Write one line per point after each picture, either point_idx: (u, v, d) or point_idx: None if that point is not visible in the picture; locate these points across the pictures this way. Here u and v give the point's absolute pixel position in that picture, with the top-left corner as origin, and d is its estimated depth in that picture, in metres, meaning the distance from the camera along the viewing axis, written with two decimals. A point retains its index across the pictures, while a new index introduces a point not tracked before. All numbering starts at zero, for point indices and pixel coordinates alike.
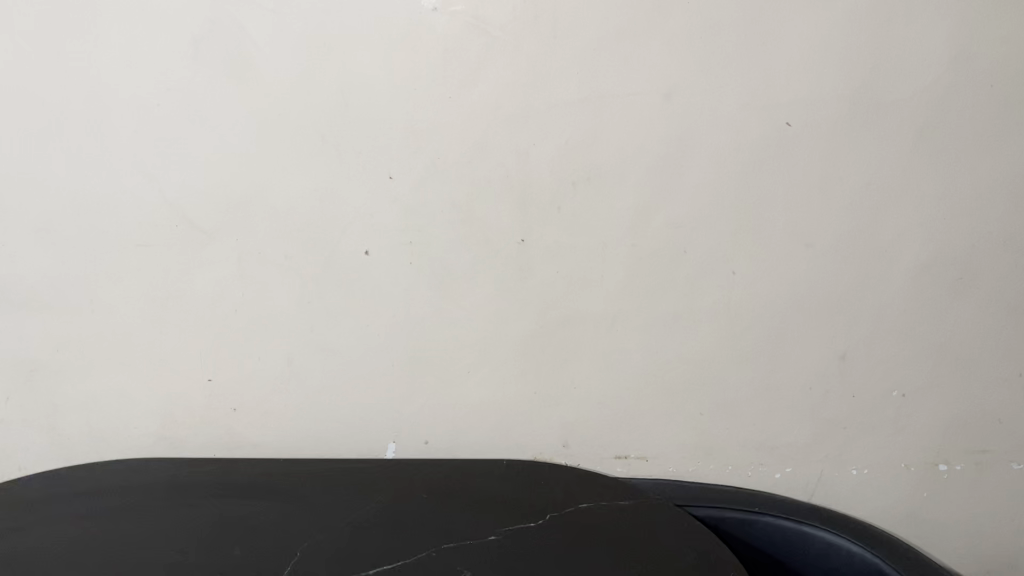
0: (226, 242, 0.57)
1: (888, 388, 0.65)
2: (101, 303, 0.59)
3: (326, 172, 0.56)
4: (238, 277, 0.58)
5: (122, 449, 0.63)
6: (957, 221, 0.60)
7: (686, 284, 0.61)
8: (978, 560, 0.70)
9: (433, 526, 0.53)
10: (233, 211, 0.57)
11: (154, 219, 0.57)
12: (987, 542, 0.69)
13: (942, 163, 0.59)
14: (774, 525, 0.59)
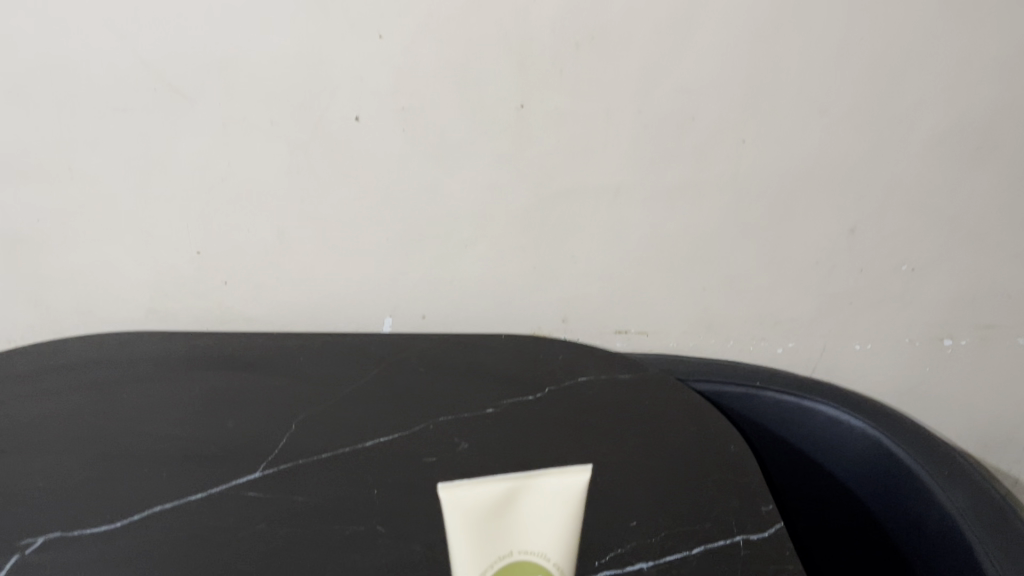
0: (209, 107, 0.54)
1: (896, 262, 0.63)
2: (82, 172, 0.56)
3: (310, 32, 0.52)
4: (223, 144, 0.56)
5: (116, 318, 0.63)
6: (984, 86, 0.57)
7: (692, 154, 0.58)
8: (975, 429, 0.71)
9: (431, 399, 0.52)
10: (213, 73, 0.53)
11: (130, 83, 0.53)
12: (986, 412, 0.70)
13: (977, 22, 0.55)
14: (776, 400, 0.58)
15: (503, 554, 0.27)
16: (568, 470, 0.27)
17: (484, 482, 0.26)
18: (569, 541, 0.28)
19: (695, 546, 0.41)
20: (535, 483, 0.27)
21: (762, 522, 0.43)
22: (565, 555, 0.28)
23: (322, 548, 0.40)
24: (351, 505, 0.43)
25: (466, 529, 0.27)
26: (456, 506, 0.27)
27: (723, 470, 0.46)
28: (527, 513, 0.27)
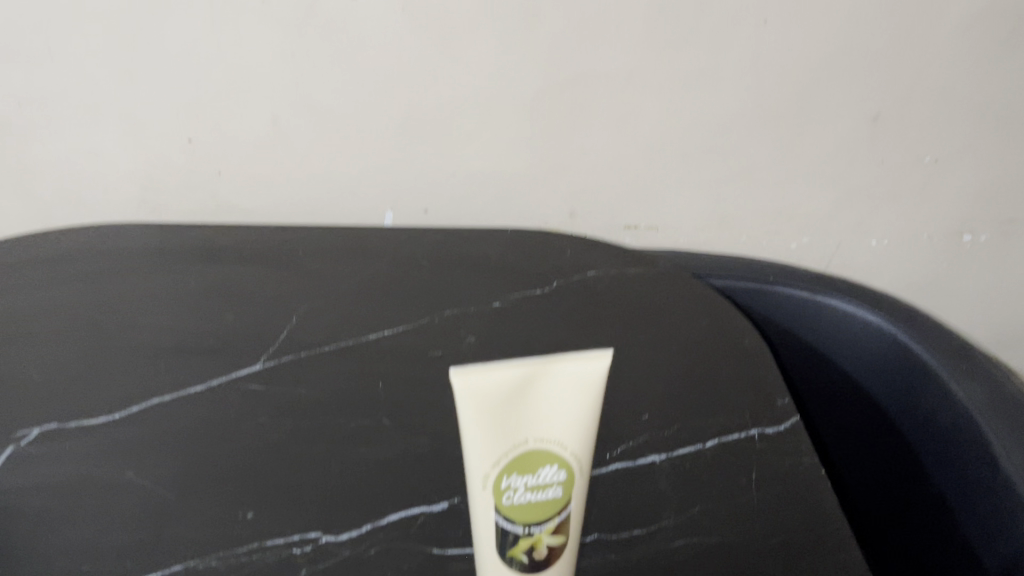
0: None
1: (919, 153, 0.61)
2: (60, 52, 0.53)
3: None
4: (209, 24, 0.52)
5: (107, 208, 0.61)
6: None
7: (710, 39, 0.55)
8: (986, 321, 0.70)
9: (436, 292, 0.50)
10: None
11: None
12: (999, 306, 0.69)
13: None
14: (790, 297, 0.56)
15: (520, 442, 0.26)
16: (586, 354, 0.26)
17: (499, 367, 0.25)
18: (587, 428, 0.27)
19: (709, 439, 0.40)
20: (553, 368, 0.25)
21: (777, 415, 0.42)
22: (582, 444, 0.27)
23: (327, 441, 0.39)
24: (355, 397, 0.42)
25: (479, 415, 0.25)
26: (470, 391, 0.25)
27: (737, 364, 0.45)
28: (543, 399, 0.26)
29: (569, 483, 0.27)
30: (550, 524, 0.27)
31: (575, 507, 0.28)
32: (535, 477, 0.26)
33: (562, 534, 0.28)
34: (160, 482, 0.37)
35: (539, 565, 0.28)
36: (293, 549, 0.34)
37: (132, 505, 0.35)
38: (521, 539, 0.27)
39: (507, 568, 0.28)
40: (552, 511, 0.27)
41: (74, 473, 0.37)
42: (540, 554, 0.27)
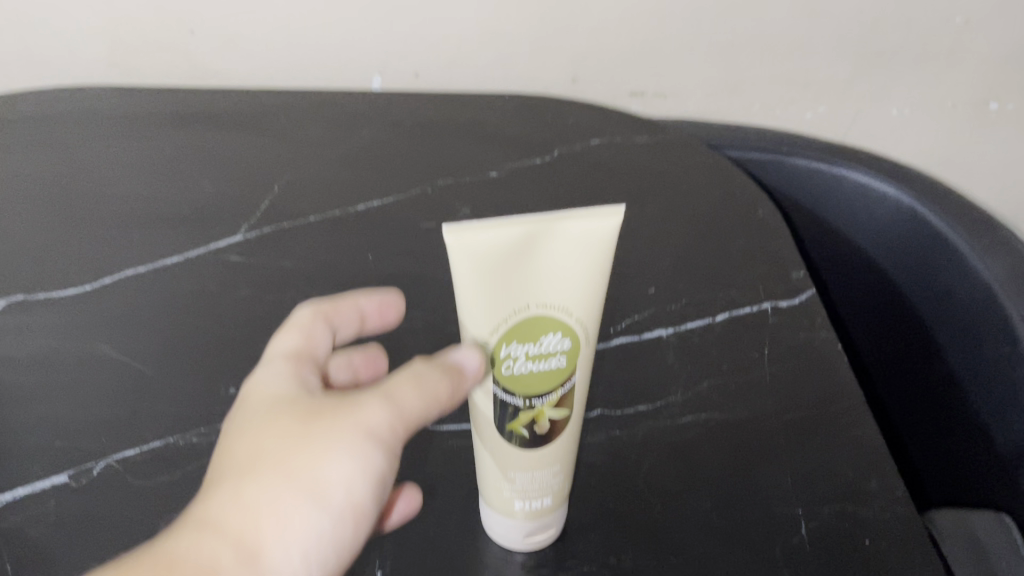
0: None
1: (949, 14, 0.55)
2: None
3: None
4: None
5: (75, 71, 0.57)
6: None
7: None
8: (1009, 198, 0.66)
9: (429, 157, 0.47)
10: None
11: None
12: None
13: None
14: (805, 168, 0.53)
15: (519, 307, 0.23)
16: (594, 212, 0.22)
17: (493, 226, 0.22)
18: (594, 296, 0.24)
19: (720, 313, 0.38)
20: (554, 228, 0.22)
21: (793, 288, 0.39)
22: (589, 313, 0.24)
23: None
24: (344, 270, 0.39)
25: (474, 278, 0.23)
26: (462, 251, 0.22)
27: (752, 237, 0.42)
28: (545, 264, 0.23)
29: (574, 354, 0.25)
30: (552, 397, 0.25)
31: (581, 381, 0.26)
32: (536, 346, 0.24)
33: (566, 409, 0.26)
34: (134, 355, 0.35)
35: (540, 442, 0.26)
36: None
37: (106, 379, 0.34)
38: (521, 412, 0.25)
39: (507, 444, 0.26)
40: (554, 382, 0.25)
41: (44, 347, 0.35)
42: (541, 430, 0.26)
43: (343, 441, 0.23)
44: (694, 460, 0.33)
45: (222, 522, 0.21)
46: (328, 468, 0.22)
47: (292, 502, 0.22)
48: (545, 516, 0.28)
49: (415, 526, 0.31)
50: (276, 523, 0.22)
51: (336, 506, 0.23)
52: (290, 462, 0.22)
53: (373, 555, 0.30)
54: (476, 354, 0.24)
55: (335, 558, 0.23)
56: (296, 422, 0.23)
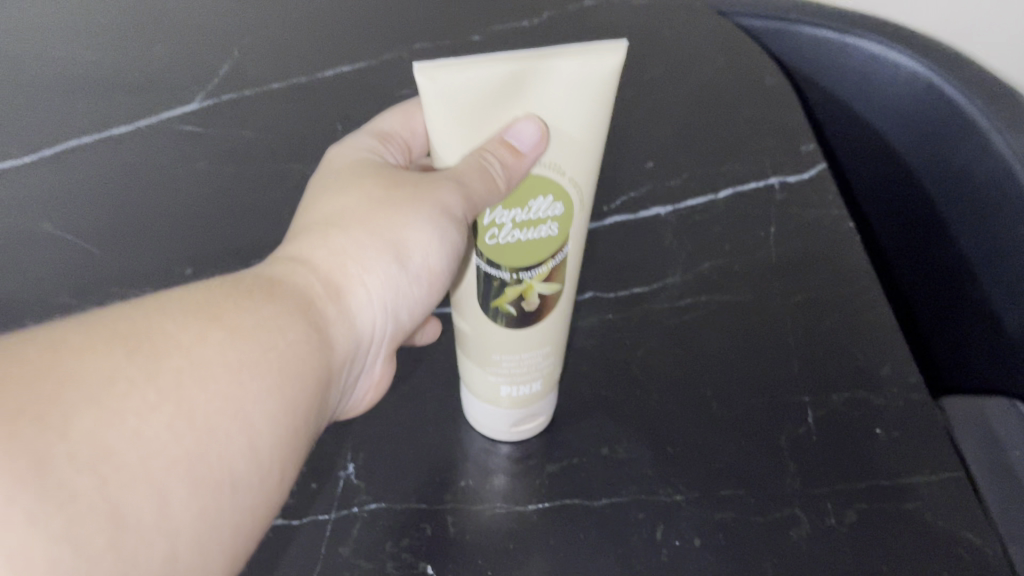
0: None
1: None
2: None
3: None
4: None
5: None
6: None
7: None
8: None
9: (404, 18, 0.42)
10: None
11: None
12: None
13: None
14: (813, 36, 0.49)
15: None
16: (593, 48, 0.19)
17: (471, 64, 0.19)
18: (591, 154, 0.21)
19: (722, 189, 0.35)
20: (541, 69, 0.19)
21: (800, 163, 0.36)
22: (584, 175, 0.21)
23: (280, 189, 0.34)
24: (310, 142, 0.36)
25: (454, 124, 0.20)
26: (436, 94, 0.19)
27: (756, 108, 0.39)
28: (532, 111, 0.19)
29: (567, 222, 0.22)
30: (541, 271, 0.22)
31: (573, 254, 0.23)
32: (524, 211, 0.21)
33: (557, 285, 0.23)
34: (90, 240, 0.32)
35: (528, 321, 0.23)
36: None
37: (50, 258, 0.31)
38: (507, 288, 0.22)
39: (491, 324, 0.23)
40: (544, 255, 0.22)
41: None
42: (529, 308, 0.23)
43: (424, 209, 0.21)
44: (693, 346, 0.30)
45: (309, 256, 0.21)
46: (409, 227, 0.21)
47: (377, 255, 0.21)
48: (534, 401, 0.26)
49: (392, 413, 0.29)
50: (362, 269, 0.21)
51: (415, 267, 0.22)
52: (376, 214, 0.21)
53: (346, 443, 0.28)
54: (534, 124, 0.19)
55: (408, 313, 0.23)
56: (381, 187, 0.22)
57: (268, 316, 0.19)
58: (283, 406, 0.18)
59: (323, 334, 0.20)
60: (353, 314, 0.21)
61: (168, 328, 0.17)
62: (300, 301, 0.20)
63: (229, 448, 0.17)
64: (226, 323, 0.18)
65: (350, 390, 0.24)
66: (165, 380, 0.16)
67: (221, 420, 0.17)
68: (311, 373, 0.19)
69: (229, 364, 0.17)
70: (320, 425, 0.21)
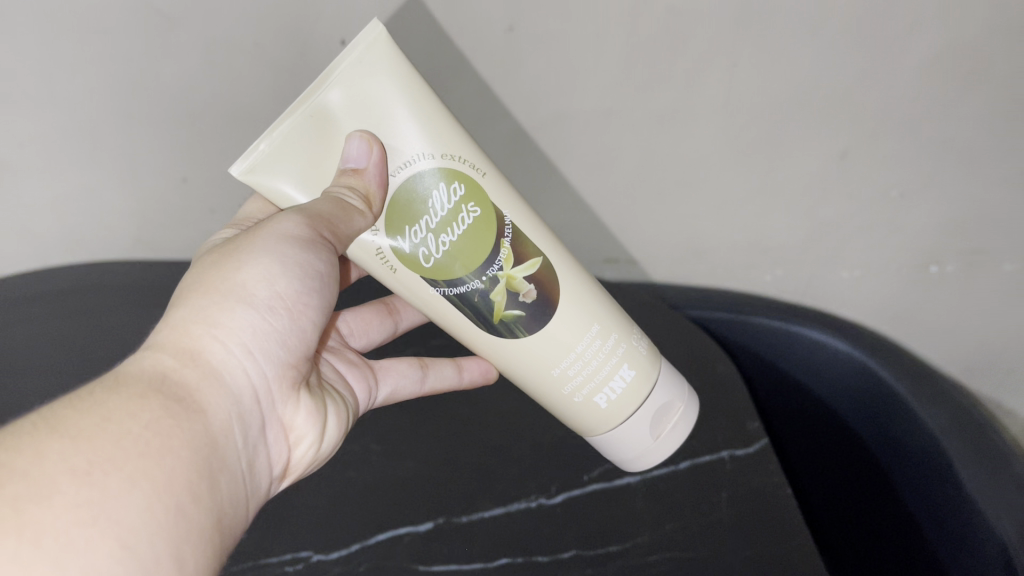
0: (135, 46, 0.47)
1: (884, 189, 0.61)
2: (25, 139, 0.52)
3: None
4: (181, 79, 0.49)
5: (106, 252, 0.62)
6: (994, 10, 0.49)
7: (683, 79, 0.52)
8: (963, 345, 0.72)
9: None
10: (150, 17, 0.45)
11: (44, 29, 0.46)
12: (975, 330, 0.70)
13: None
14: (766, 326, 0.58)
15: (403, 200, 0.37)
16: (331, 70, 0.33)
17: (270, 132, 0.34)
18: (415, 123, 0.35)
19: (682, 461, 0.44)
20: (325, 100, 0.34)
21: (747, 437, 0.45)
22: (442, 146, 0.36)
23: (329, 483, 0.44)
24: (352, 457, 0.46)
25: (304, 171, 0.36)
26: (276, 166, 0.35)
27: (706, 389, 0.49)
28: (351, 128, 0.35)
29: (474, 193, 0.37)
30: (504, 257, 0.38)
31: (515, 226, 0.38)
32: (436, 219, 0.37)
33: (530, 262, 0.39)
34: None
35: (541, 316, 0.39)
36: (286, 567, 0.40)
37: None
38: (495, 296, 0.39)
39: (516, 337, 0.40)
40: (488, 236, 0.38)
41: None
42: (530, 296, 0.39)
43: (264, 245, 0.36)
44: None
45: (167, 341, 0.32)
46: (250, 275, 0.35)
47: (225, 305, 0.34)
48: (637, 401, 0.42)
49: None
50: (211, 324, 0.33)
51: (263, 299, 0.35)
52: (222, 278, 0.35)
53: None
54: (346, 141, 0.35)
55: (279, 338, 0.36)
56: (228, 255, 0.36)
57: (126, 416, 0.28)
58: (152, 487, 0.26)
59: (173, 409, 0.29)
60: (215, 362, 0.33)
61: (25, 459, 0.25)
62: (150, 385, 0.30)
63: (98, 542, 0.24)
64: (77, 439, 0.26)
65: (265, 418, 0.36)
66: (21, 506, 0.23)
67: (84, 514, 0.24)
68: (167, 456, 0.28)
69: (80, 473, 0.25)
70: (208, 477, 0.30)
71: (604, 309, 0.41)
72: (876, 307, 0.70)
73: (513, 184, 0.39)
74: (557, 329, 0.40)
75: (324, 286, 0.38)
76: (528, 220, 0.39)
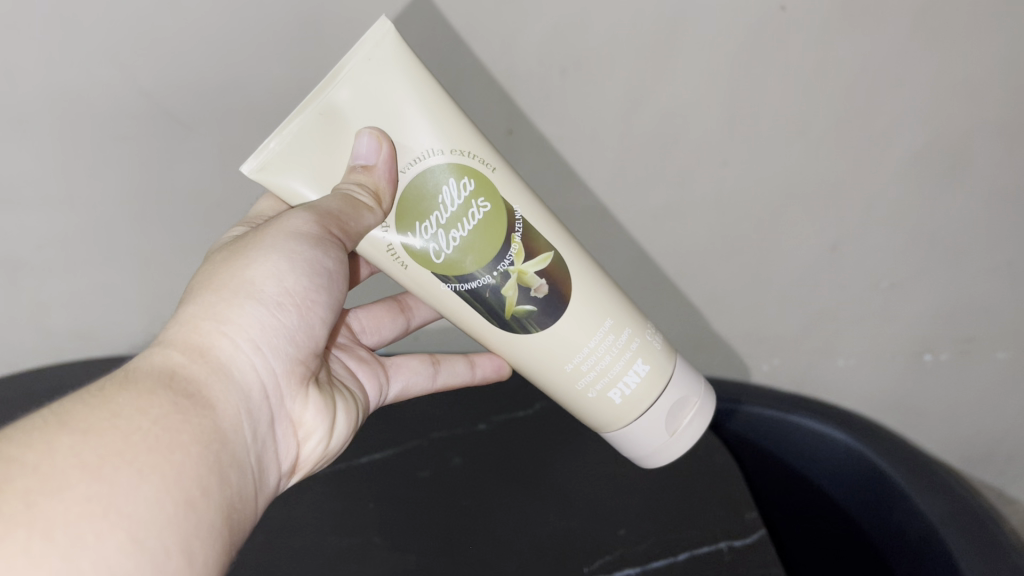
0: (150, 152, 0.49)
1: (876, 280, 0.62)
2: (39, 246, 0.53)
3: (239, 47, 0.44)
4: (196, 180, 0.51)
5: (113, 346, 0.63)
6: (965, 110, 0.52)
7: (676, 176, 0.55)
8: (960, 431, 0.73)
9: (428, 417, 0.57)
10: (167, 126, 0.47)
11: (62, 141, 0.47)
12: (970, 416, 0.71)
13: (999, 37, 0.48)
14: (763, 415, 0.60)
15: (413, 196, 0.38)
16: (339, 69, 0.35)
17: (280, 131, 0.36)
18: (422, 118, 0.37)
19: (682, 552, 0.46)
20: (334, 98, 0.35)
21: (745, 529, 0.47)
22: (451, 141, 0.38)
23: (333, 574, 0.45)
24: (357, 547, 0.47)
25: (314, 169, 0.37)
26: (286, 165, 0.37)
27: (704, 484, 0.51)
28: (361, 124, 0.36)
29: (484, 187, 0.38)
30: (515, 253, 0.40)
31: (527, 221, 0.40)
32: (447, 214, 0.38)
33: (541, 256, 0.40)
34: None
35: (553, 311, 0.41)
36: None
37: None
38: (507, 292, 0.40)
39: (528, 333, 0.42)
40: (499, 232, 0.39)
41: None
42: (543, 291, 0.41)
43: (272, 241, 0.37)
44: None
45: (177, 338, 0.33)
46: (259, 273, 0.36)
47: (234, 302, 0.35)
48: (647, 399, 0.44)
49: None
50: (221, 319, 0.34)
51: (272, 295, 0.36)
52: (232, 276, 0.36)
53: None
54: (355, 139, 0.36)
55: (288, 334, 0.37)
56: (237, 254, 0.37)
57: (135, 411, 0.29)
58: (162, 481, 0.27)
59: (180, 403, 0.30)
60: (225, 356, 0.34)
61: (35, 453, 0.25)
62: (159, 380, 0.31)
63: (109, 535, 0.25)
64: (88, 435, 0.27)
65: (275, 411, 0.37)
66: (33, 496, 0.24)
67: (93, 504, 0.25)
68: (178, 451, 0.29)
69: (89, 466, 0.26)
70: (217, 468, 0.31)
71: (621, 306, 0.43)
72: (872, 397, 0.71)
73: (521, 179, 0.40)
74: (569, 329, 0.41)
75: (332, 283, 0.39)
76: (540, 217, 0.40)
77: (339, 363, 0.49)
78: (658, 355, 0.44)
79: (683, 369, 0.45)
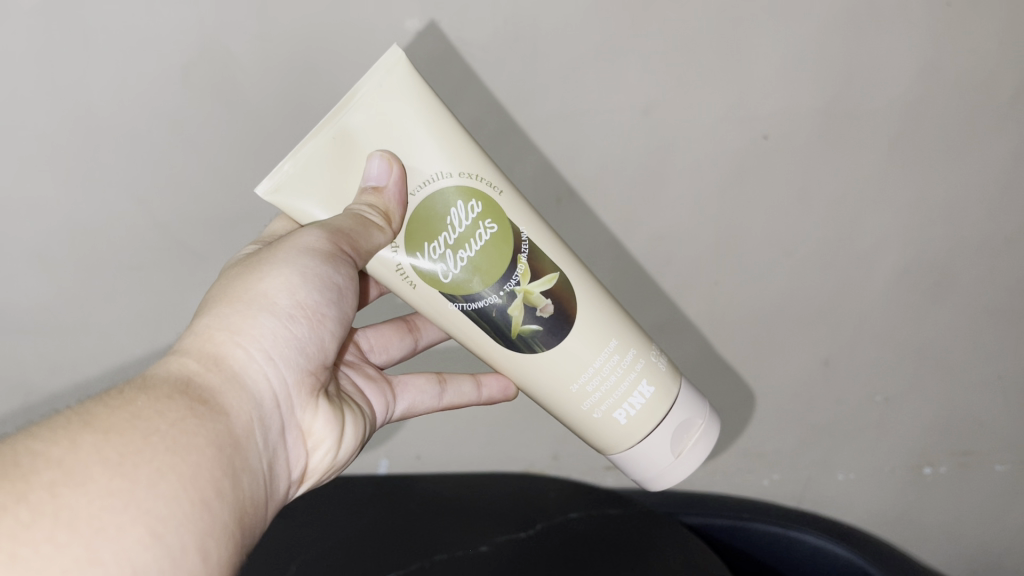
0: (157, 283, 0.50)
1: (871, 393, 0.63)
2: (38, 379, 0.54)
3: (247, 181, 0.46)
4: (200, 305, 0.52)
5: None
6: (944, 228, 0.55)
7: (670, 297, 0.56)
8: (964, 546, 0.72)
9: (429, 539, 0.57)
10: (177, 259, 0.49)
11: (73, 276, 0.48)
12: (973, 528, 0.71)
13: (971, 160, 0.52)
14: (766, 530, 0.65)
15: (422, 217, 0.38)
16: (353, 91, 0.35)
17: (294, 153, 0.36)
18: (434, 143, 0.37)
19: None
20: (348, 121, 0.36)
21: None
22: (460, 166, 0.38)
23: None
24: None
25: (326, 190, 0.37)
26: (298, 186, 0.37)
27: None
28: (373, 147, 0.36)
29: (491, 210, 0.38)
30: (522, 274, 0.39)
31: (534, 243, 0.39)
32: (455, 230, 0.38)
33: (548, 276, 0.40)
34: None
35: (558, 332, 0.40)
36: None
37: None
38: (512, 312, 0.40)
39: (535, 354, 0.41)
40: (507, 251, 0.39)
41: None
42: (548, 311, 0.40)
43: (284, 254, 0.37)
44: None
45: (191, 349, 0.34)
46: (273, 286, 0.37)
47: (247, 314, 0.36)
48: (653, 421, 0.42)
49: None
50: (234, 330, 0.35)
51: (284, 308, 0.37)
52: (245, 289, 0.37)
53: None
54: (368, 160, 0.37)
55: (300, 345, 0.37)
56: (251, 267, 0.38)
57: (152, 414, 0.29)
58: (179, 479, 0.28)
59: (192, 407, 0.31)
60: (239, 365, 0.35)
61: (61, 449, 0.26)
62: (175, 386, 0.32)
63: (128, 529, 0.26)
64: (108, 433, 0.28)
65: (288, 418, 0.37)
66: (58, 488, 0.25)
67: (113, 497, 0.26)
68: (193, 452, 0.29)
69: (112, 463, 0.27)
70: (231, 475, 0.31)
71: (630, 328, 0.42)
72: (875, 512, 0.71)
73: (528, 203, 0.40)
74: (574, 351, 0.41)
75: (343, 298, 0.39)
76: (549, 241, 0.40)
77: (347, 380, 0.49)
78: (664, 377, 0.43)
79: (691, 394, 0.44)
